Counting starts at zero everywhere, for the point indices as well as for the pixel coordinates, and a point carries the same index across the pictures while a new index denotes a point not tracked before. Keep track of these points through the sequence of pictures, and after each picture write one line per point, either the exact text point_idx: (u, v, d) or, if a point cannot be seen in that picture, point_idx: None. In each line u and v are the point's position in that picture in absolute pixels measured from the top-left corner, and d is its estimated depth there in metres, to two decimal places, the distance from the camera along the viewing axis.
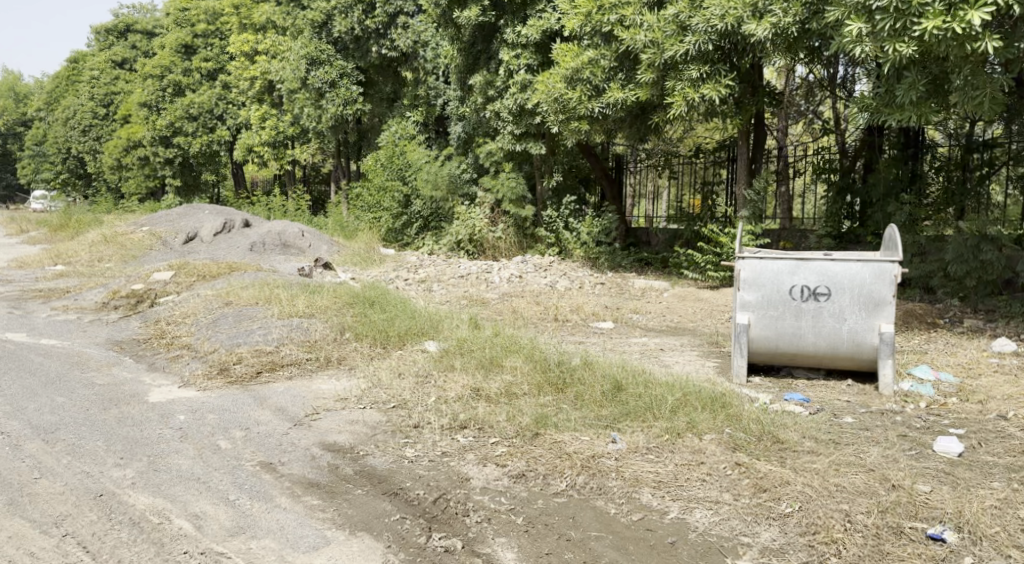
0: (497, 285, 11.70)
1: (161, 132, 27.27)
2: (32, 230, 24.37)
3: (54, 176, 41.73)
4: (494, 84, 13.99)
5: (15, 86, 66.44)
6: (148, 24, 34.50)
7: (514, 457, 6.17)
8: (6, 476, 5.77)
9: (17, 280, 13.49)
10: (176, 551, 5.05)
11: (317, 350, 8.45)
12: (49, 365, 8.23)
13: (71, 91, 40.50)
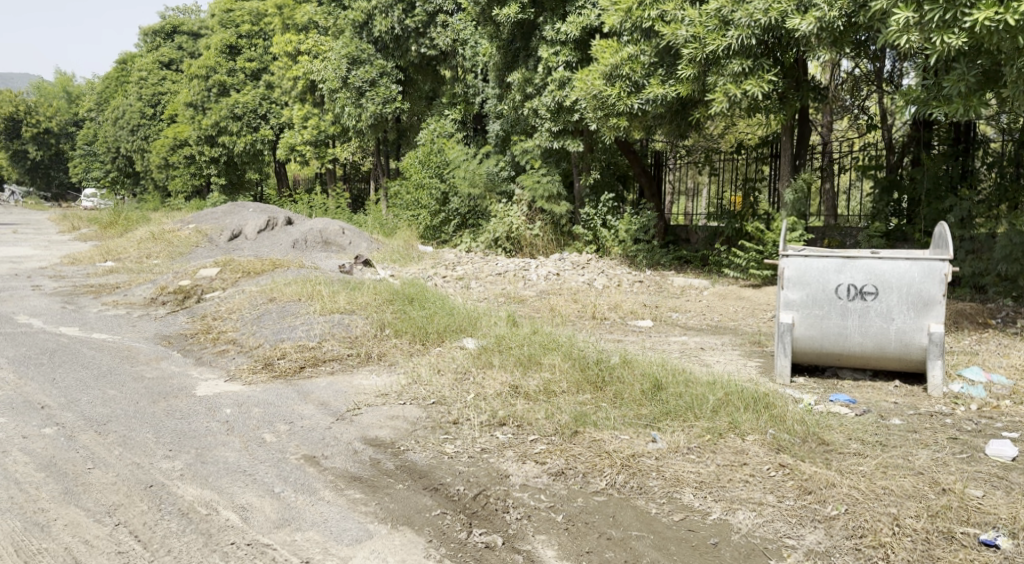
0: (535, 282, 11.70)
1: (206, 132, 27.71)
2: (81, 227, 24.90)
3: (104, 175, 42.64)
4: (532, 81, 13.97)
5: (68, 87, 67.92)
6: (194, 26, 35.14)
7: (554, 455, 6.17)
8: (61, 466, 5.89)
9: (69, 276, 13.78)
10: (223, 542, 5.13)
11: (358, 346, 8.51)
12: (101, 358, 8.39)
13: (120, 92, 41.31)
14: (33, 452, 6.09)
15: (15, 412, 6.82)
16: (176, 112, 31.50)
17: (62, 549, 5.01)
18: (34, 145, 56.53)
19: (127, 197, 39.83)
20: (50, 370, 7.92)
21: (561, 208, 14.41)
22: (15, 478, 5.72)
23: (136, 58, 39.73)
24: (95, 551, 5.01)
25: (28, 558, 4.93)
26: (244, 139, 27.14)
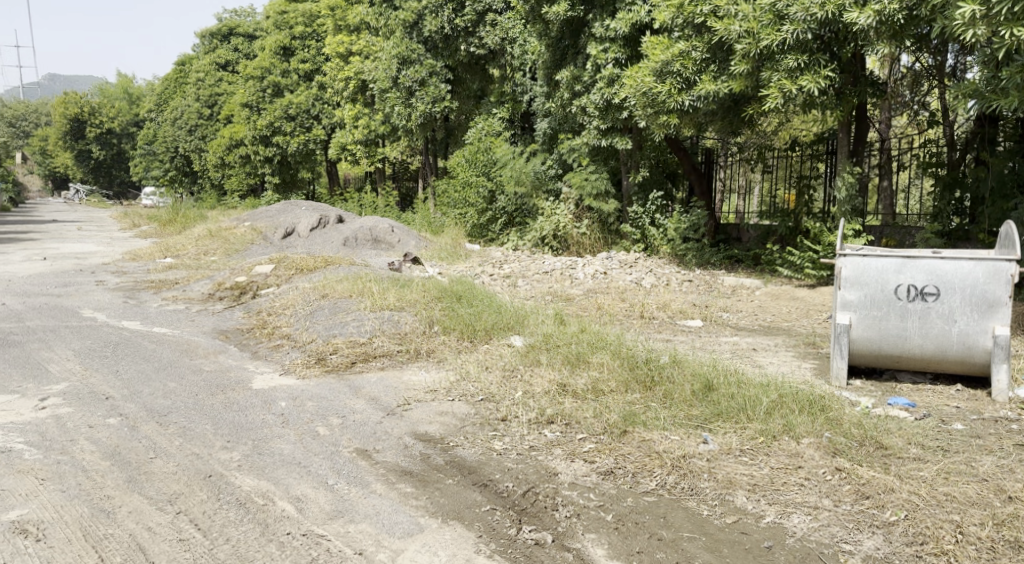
0: (582, 281, 11.65)
1: (262, 132, 28.13)
2: (141, 224, 25.48)
3: (162, 174, 43.59)
4: (581, 79, 13.89)
5: (129, 88, 69.46)
6: (249, 28, 35.79)
7: (603, 454, 6.14)
8: (124, 455, 6.00)
9: (130, 271, 14.08)
10: (279, 532, 5.18)
11: (408, 342, 8.55)
12: (162, 351, 8.55)
13: (179, 93, 42.20)
14: (97, 441, 6.21)
15: (81, 401, 6.97)
16: (232, 112, 32.01)
17: (125, 535, 5.10)
18: (97, 145, 58.04)
19: (185, 195, 40.68)
20: (112, 362, 8.09)
21: (609, 206, 14.36)
22: (80, 465, 5.84)
23: (195, 60, 40.48)
24: (156, 538, 5.08)
25: (93, 543, 5.02)
26: (298, 139, 27.52)
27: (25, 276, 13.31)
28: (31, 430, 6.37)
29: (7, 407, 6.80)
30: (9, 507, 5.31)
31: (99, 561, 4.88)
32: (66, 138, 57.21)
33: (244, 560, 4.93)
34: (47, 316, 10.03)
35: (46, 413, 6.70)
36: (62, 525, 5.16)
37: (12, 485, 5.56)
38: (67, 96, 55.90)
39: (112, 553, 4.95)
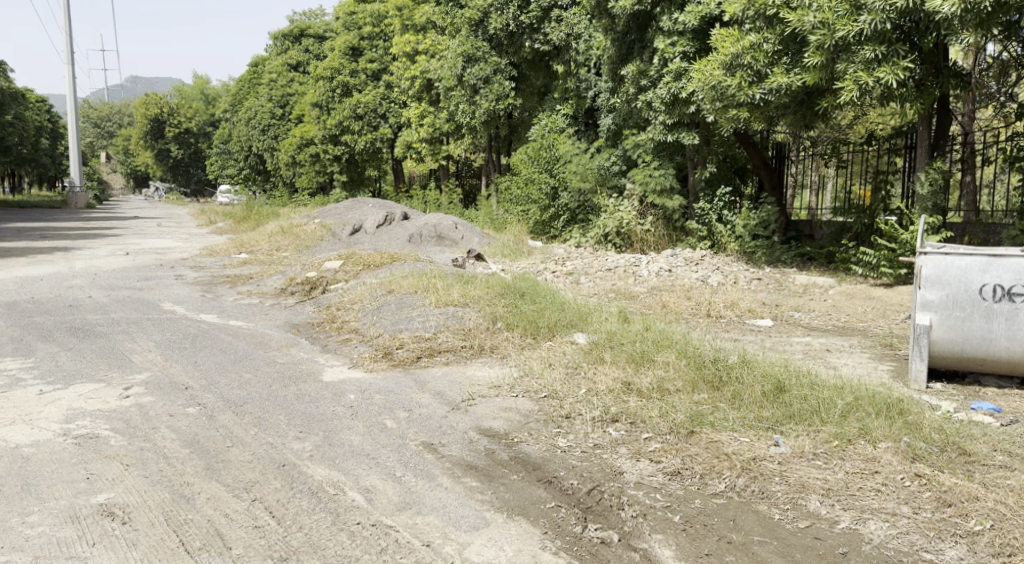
0: (647, 278, 11.51)
1: (330, 131, 28.55)
2: (216, 221, 26.09)
3: (236, 173, 44.60)
4: (647, 74, 13.72)
5: (205, 89, 71.13)
6: (319, 29, 36.42)
7: (669, 454, 6.04)
8: (202, 443, 6.11)
9: (206, 266, 14.39)
10: (350, 522, 5.22)
11: (472, 338, 8.55)
12: (237, 344, 8.70)
13: (253, 94, 43.14)
14: (177, 429, 6.33)
15: (161, 390, 7.12)
16: (302, 112, 32.52)
17: (204, 521, 5.18)
18: (176, 145, 59.72)
19: (258, 193, 41.56)
20: (191, 354, 8.25)
21: (674, 203, 14.18)
22: (161, 452, 5.95)
23: (267, 61, 41.27)
24: (233, 524, 5.16)
25: (174, 527, 5.11)
26: (365, 138, 27.85)
27: (108, 269, 13.70)
28: (115, 417, 6.51)
29: (92, 395, 6.96)
30: (96, 490, 5.42)
31: (180, 545, 4.97)
32: (146, 138, 59.03)
33: (316, 549, 4.97)
34: (128, 309, 10.28)
35: (130, 401, 6.85)
36: (146, 508, 5.26)
37: (98, 469, 5.68)
38: (147, 97, 57.58)
39: (192, 537, 5.03)
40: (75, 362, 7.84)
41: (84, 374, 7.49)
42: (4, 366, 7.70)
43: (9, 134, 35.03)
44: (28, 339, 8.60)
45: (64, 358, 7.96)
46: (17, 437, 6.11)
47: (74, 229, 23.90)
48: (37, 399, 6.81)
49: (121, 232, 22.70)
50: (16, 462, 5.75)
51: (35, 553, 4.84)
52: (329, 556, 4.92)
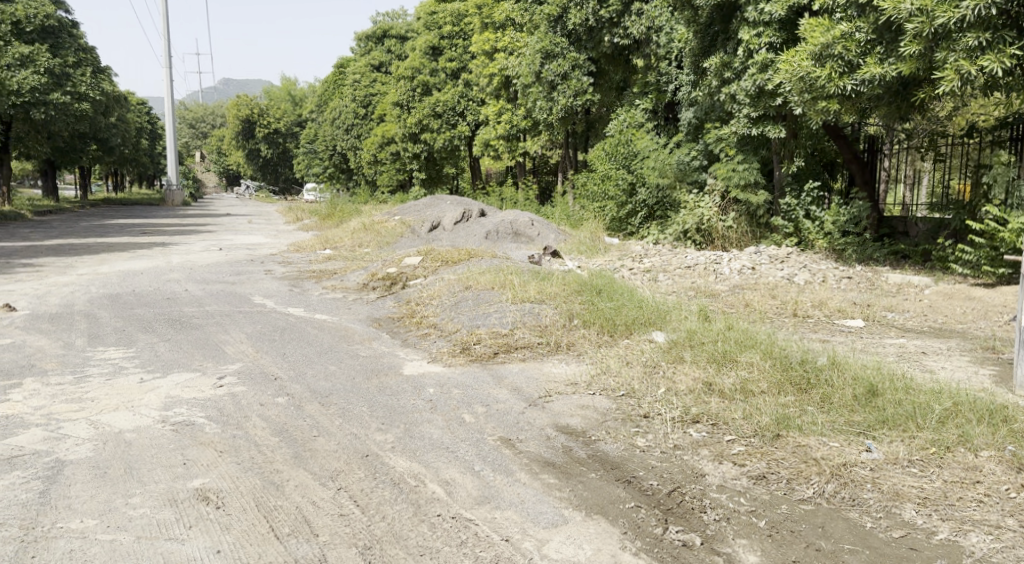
0: (728, 276, 11.25)
1: (411, 129, 28.87)
2: (302, 218, 26.65)
3: (322, 172, 45.56)
4: (731, 66, 13.42)
5: (292, 89, 72.64)
6: (401, 29, 36.82)
7: (754, 457, 5.88)
8: (290, 432, 6.18)
9: (294, 261, 14.67)
10: (430, 513, 5.21)
11: (548, 334, 8.48)
12: (322, 336, 8.81)
13: (338, 94, 43.96)
14: (267, 418, 6.41)
15: (252, 380, 7.24)
16: (384, 111, 32.93)
17: (292, 508, 5.23)
18: (265, 145, 61.40)
19: (343, 192, 42.36)
20: (280, 345, 8.38)
21: (757, 198, 13.88)
22: (253, 440, 6.03)
23: (351, 61, 41.93)
24: (320, 511, 5.20)
25: (264, 513, 5.17)
26: (444, 136, 28.06)
27: (201, 264, 14.07)
28: (210, 406, 6.63)
29: (188, 383, 7.10)
30: (192, 475, 5.52)
31: (270, 530, 5.02)
32: (239, 138, 61.15)
33: (398, 539, 4.99)
34: (221, 302, 10.51)
35: (223, 390, 6.97)
36: (238, 494, 5.33)
37: (194, 455, 5.79)
38: (239, 98, 59.25)
39: (281, 523, 5.08)
40: (172, 352, 8.03)
41: (180, 363, 7.66)
42: (107, 354, 7.92)
43: (109, 134, 36.44)
44: (129, 329, 8.85)
45: (162, 348, 8.16)
46: (120, 422, 6.24)
47: (170, 225, 24.70)
48: (138, 387, 6.97)
49: (214, 229, 23.36)
50: (119, 446, 5.87)
51: (137, 533, 4.93)
52: (411, 547, 4.93)
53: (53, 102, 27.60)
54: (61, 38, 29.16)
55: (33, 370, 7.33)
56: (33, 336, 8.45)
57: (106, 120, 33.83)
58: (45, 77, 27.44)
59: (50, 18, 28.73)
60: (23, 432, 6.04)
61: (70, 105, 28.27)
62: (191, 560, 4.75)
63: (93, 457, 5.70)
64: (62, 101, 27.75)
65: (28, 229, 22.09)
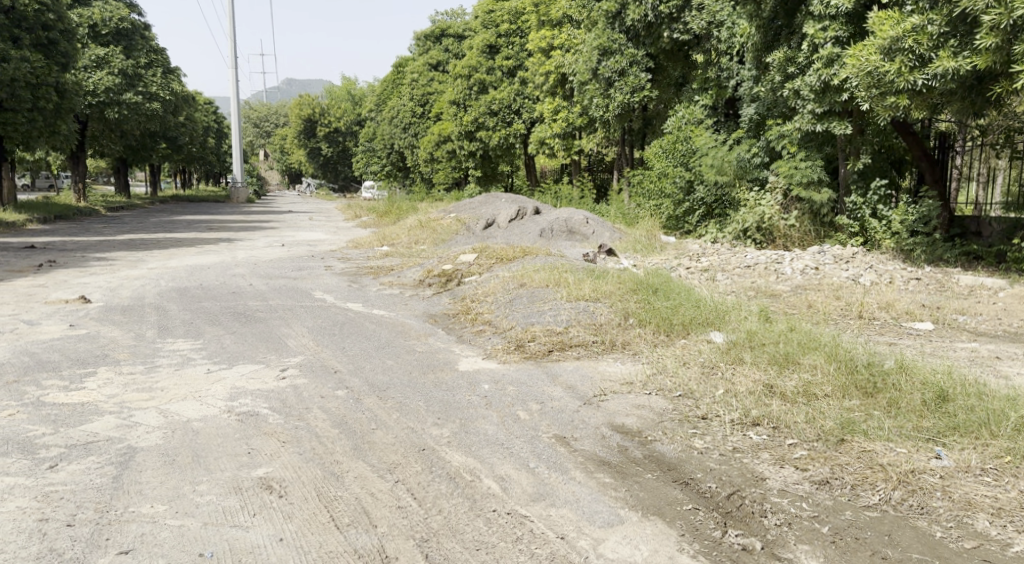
0: (790, 277, 11.03)
1: (467, 127, 29.10)
2: (361, 215, 26.93)
3: (380, 169, 46.11)
4: (795, 61, 13.16)
5: (352, 88, 73.50)
6: (459, 28, 36.88)
7: (816, 462, 5.75)
8: (349, 424, 6.21)
9: (352, 258, 14.82)
10: (486, 509, 5.19)
11: (603, 333, 8.40)
12: (381, 332, 8.86)
13: (396, 93, 44.33)
14: (327, 410, 6.46)
15: (314, 373, 7.31)
16: (441, 110, 33.10)
17: (352, 498, 5.26)
18: (326, 144, 62.52)
19: (400, 189, 42.78)
20: (340, 340, 8.45)
21: (820, 196, 13.60)
22: (314, 431, 6.08)
23: (410, 59, 42.25)
24: (378, 503, 5.22)
25: (325, 503, 5.20)
26: (499, 134, 28.11)
27: (265, 259, 14.29)
28: (273, 397, 6.70)
29: (252, 375, 7.19)
30: (257, 464, 5.58)
31: (330, 520, 5.05)
32: (301, 137, 62.27)
33: (455, 533, 4.98)
34: (284, 296, 10.65)
35: (286, 382, 7.04)
36: (300, 484, 5.38)
37: (258, 444, 5.85)
38: (301, 98, 60.65)
39: (341, 514, 5.11)
40: (237, 344, 8.14)
41: (244, 356, 7.76)
42: (177, 345, 8.06)
43: (178, 132, 37.30)
44: (197, 322, 9.00)
45: (228, 340, 8.28)
46: (188, 411, 6.33)
47: (234, 222, 25.13)
48: (205, 378, 7.08)
49: (277, 225, 23.73)
50: (187, 434, 5.95)
51: (204, 520, 4.99)
52: (466, 541, 4.92)
53: (127, 101, 28.56)
54: (135, 41, 29.78)
55: (106, 359, 7.48)
56: (106, 327, 8.64)
57: (175, 119, 34.59)
58: (119, 78, 28.40)
59: (124, 21, 29.35)
60: (97, 419, 6.15)
61: (143, 105, 28.99)
62: (255, 547, 4.80)
63: (162, 444, 5.79)
64: (135, 101, 28.66)
65: (102, 224, 22.68)
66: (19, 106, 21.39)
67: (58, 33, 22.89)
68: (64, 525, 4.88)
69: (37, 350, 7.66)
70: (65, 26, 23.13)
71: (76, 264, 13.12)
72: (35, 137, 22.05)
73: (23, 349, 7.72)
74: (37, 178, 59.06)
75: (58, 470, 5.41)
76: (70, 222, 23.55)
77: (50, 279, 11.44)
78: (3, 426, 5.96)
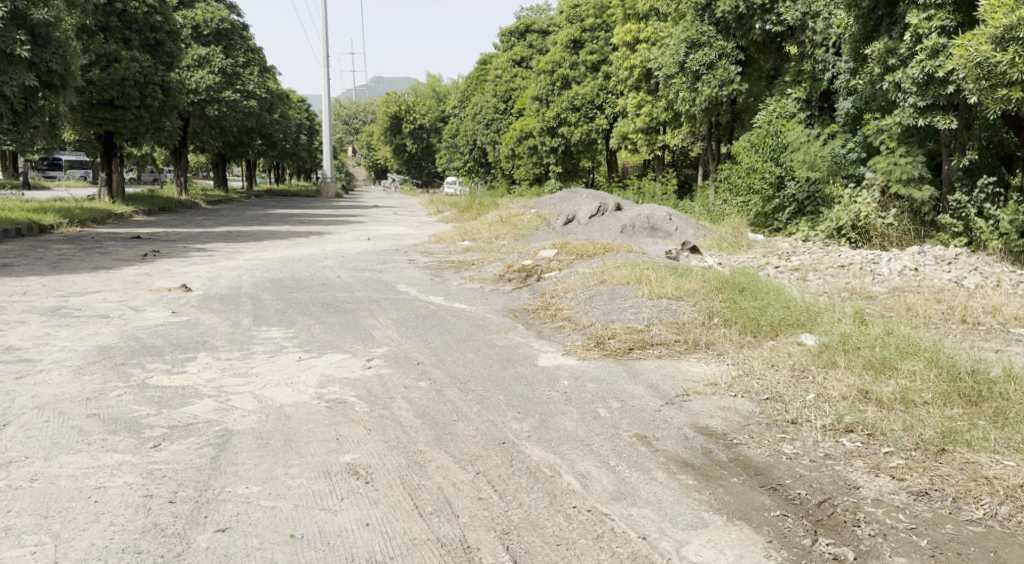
0: (887, 278, 10.66)
1: (550, 123, 29.10)
2: (443, 210, 27.14)
3: (463, 164, 46.49)
4: (896, 52, 12.67)
5: (436, 84, 74.17)
6: (544, 23, 36.59)
7: (914, 472, 5.52)
8: (432, 415, 6.22)
9: (435, 252, 14.89)
10: (566, 505, 5.12)
11: (686, 332, 8.22)
12: (461, 325, 8.86)
13: (480, 89, 44.57)
14: (410, 401, 6.48)
15: (398, 364, 7.36)
16: (524, 105, 33.10)
17: (435, 488, 5.26)
18: (411, 140, 63.45)
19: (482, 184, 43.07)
20: (422, 332, 8.49)
21: (920, 194, 13.13)
22: (398, 420, 6.11)
23: (495, 53, 42.41)
24: (460, 494, 5.21)
25: (409, 491, 5.21)
26: (582, 129, 27.92)
27: (352, 252, 14.48)
28: (359, 386, 6.76)
29: (340, 364, 7.28)
30: (344, 451, 5.62)
31: (413, 507, 5.06)
32: (387, 133, 63.25)
33: (535, 527, 4.92)
34: (370, 288, 10.77)
35: (372, 372, 7.10)
36: (385, 471, 5.40)
37: (345, 431, 5.90)
38: (388, 96, 61.96)
39: (424, 502, 5.11)
40: (326, 334, 8.26)
41: (333, 345, 7.86)
42: (270, 334, 8.22)
43: (273, 129, 38.17)
44: (290, 312, 9.16)
45: (318, 330, 8.40)
46: (280, 397, 6.44)
47: (324, 216, 25.61)
48: (296, 365, 7.19)
49: (366, 220, 24.07)
50: (280, 419, 6.05)
51: (295, 502, 5.04)
52: (547, 536, 4.85)
53: (225, 99, 29.34)
54: (233, 40, 30.50)
55: (206, 345, 7.67)
56: (206, 314, 8.86)
57: (270, 116, 35.43)
58: (219, 76, 29.23)
59: (224, 21, 30.09)
60: (197, 402, 6.29)
61: (240, 103, 29.79)
62: (343, 531, 4.82)
63: (257, 428, 5.89)
64: (233, 99, 29.41)
65: (202, 217, 23.38)
66: (128, 104, 22.24)
67: (165, 34, 23.63)
68: (166, 502, 4.96)
69: (142, 335, 7.90)
70: (171, 26, 23.85)
71: (178, 254, 13.54)
72: (142, 134, 22.81)
73: (129, 333, 7.97)
74: (143, 173, 61.57)
75: (161, 449, 5.53)
76: (170, 214, 24.34)
77: (153, 267, 11.81)
78: (112, 406, 6.14)
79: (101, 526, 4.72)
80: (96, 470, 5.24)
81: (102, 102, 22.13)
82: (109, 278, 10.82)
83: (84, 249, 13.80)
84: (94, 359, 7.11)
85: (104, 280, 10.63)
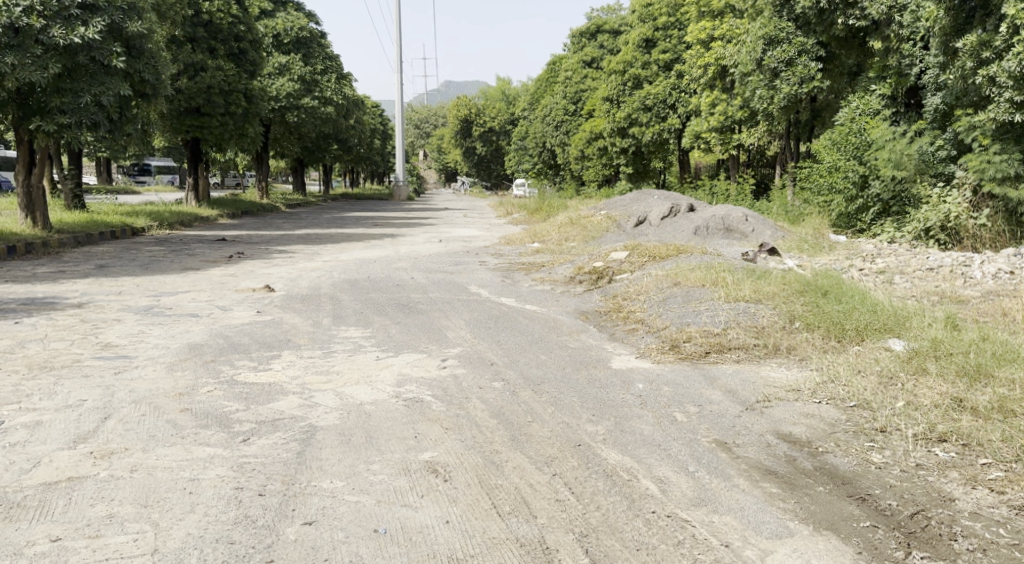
0: (979, 281, 10.28)
1: (621, 123, 28.96)
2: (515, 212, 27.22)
3: (532, 166, 46.50)
4: (991, 45, 12.23)
5: (506, 88, 74.47)
6: (615, 24, 36.47)
7: (1015, 485, 5.27)
8: (507, 415, 6.21)
9: (508, 253, 14.94)
10: (646, 510, 5.03)
11: (766, 336, 8.02)
12: (534, 327, 8.82)
13: (550, 91, 44.59)
14: (485, 401, 6.47)
15: (473, 364, 7.36)
16: (594, 106, 33.00)
17: (512, 488, 5.23)
18: (481, 143, 63.77)
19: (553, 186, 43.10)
20: (497, 333, 8.49)
21: (1016, 194, 12.60)
22: (474, 420, 6.11)
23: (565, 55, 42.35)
24: (538, 495, 5.17)
25: (487, 490, 5.19)
26: (654, 129, 27.63)
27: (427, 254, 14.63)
28: (435, 385, 6.78)
29: (416, 364, 7.31)
30: (423, 448, 5.64)
31: (492, 507, 5.03)
32: (456, 136, 63.68)
33: (614, 530, 4.85)
34: (443, 289, 10.82)
35: (447, 371, 7.13)
36: (463, 470, 5.40)
37: (423, 429, 5.92)
38: (458, 100, 62.45)
39: (502, 502, 5.08)
40: (403, 334, 8.31)
41: (410, 345, 7.92)
42: (349, 333, 8.32)
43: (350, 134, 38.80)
44: (367, 312, 9.25)
45: (394, 330, 8.46)
46: (360, 395, 6.50)
47: (399, 219, 25.96)
48: (374, 364, 7.25)
49: (439, 223, 24.22)
50: (360, 417, 6.10)
51: (378, 498, 5.06)
52: (627, 539, 4.77)
53: (304, 106, 29.99)
54: (313, 48, 31.01)
55: (289, 344, 7.79)
56: (289, 314, 9.00)
57: (346, 121, 35.99)
58: (299, 83, 29.83)
59: (304, 29, 30.53)
60: (282, 398, 6.38)
61: (319, 109, 30.41)
62: (424, 528, 4.82)
63: (339, 425, 5.95)
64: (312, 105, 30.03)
65: (283, 219, 23.86)
66: (214, 111, 22.79)
67: (248, 42, 24.32)
68: (256, 494, 5.03)
69: (229, 334, 8.06)
70: (253, 35, 24.52)
71: (261, 256, 13.80)
72: (226, 139, 23.41)
73: (217, 331, 8.16)
74: (227, 177, 63.42)
75: (250, 444, 5.62)
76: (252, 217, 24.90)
77: (238, 268, 12.09)
78: (203, 401, 6.27)
79: (196, 517, 4.81)
80: (190, 462, 5.36)
81: (189, 110, 22.73)
82: (197, 278, 11.08)
83: (172, 251, 14.18)
84: (185, 357, 7.28)
85: (192, 281, 10.90)
